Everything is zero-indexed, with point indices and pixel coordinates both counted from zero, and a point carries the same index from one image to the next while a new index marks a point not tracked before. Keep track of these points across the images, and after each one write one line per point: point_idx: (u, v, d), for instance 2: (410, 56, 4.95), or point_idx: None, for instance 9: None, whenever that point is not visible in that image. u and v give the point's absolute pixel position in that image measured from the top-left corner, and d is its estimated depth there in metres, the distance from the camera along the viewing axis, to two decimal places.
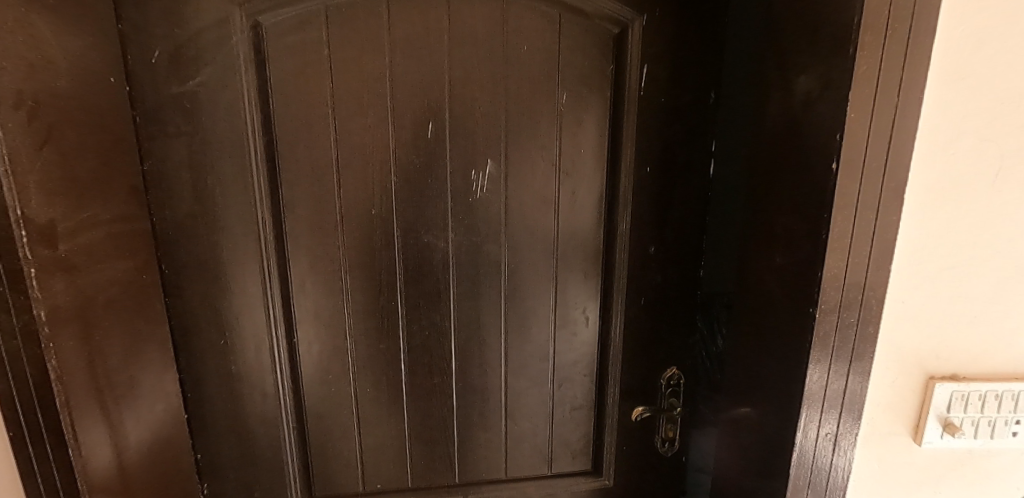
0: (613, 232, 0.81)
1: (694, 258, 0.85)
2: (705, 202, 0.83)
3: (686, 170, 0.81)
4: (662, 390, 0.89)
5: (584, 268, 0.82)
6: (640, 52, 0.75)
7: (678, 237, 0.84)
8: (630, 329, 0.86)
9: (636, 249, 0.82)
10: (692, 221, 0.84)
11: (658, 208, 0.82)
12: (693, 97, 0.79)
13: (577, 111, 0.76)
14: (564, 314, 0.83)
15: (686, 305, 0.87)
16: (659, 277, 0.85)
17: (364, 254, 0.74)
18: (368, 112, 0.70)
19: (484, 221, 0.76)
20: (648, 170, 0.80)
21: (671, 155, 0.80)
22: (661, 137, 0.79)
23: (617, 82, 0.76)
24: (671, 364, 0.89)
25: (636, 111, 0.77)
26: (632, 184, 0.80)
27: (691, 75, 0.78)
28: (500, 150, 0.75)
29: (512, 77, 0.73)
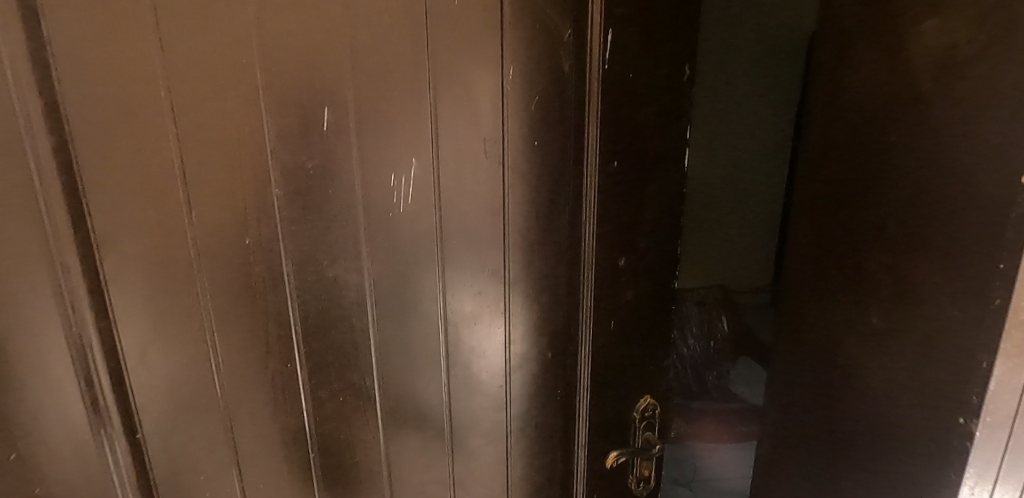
0: (576, 243, 0.64)
1: (668, 268, 0.71)
2: (677, 200, 0.69)
3: (658, 163, 0.67)
4: (636, 425, 0.73)
5: (541, 292, 0.64)
6: (605, 11, 0.57)
7: (652, 245, 0.69)
8: (601, 365, 0.69)
9: (605, 262, 0.65)
10: (668, 223, 0.69)
11: (629, 211, 0.66)
12: (665, 73, 0.64)
13: (529, 91, 0.57)
14: (518, 351, 0.65)
15: (660, 325, 0.72)
16: (630, 293, 0.69)
17: (244, 302, 0.52)
18: (226, 94, 0.47)
19: (410, 241, 0.56)
20: (616, 164, 0.63)
21: (642, 144, 0.65)
22: (631, 122, 0.63)
23: (578, 51, 0.58)
24: (645, 394, 0.73)
25: (600, 90, 0.59)
26: (600, 183, 0.63)
27: (665, 46, 0.63)
28: (426, 144, 0.54)
29: (442, 43, 0.52)
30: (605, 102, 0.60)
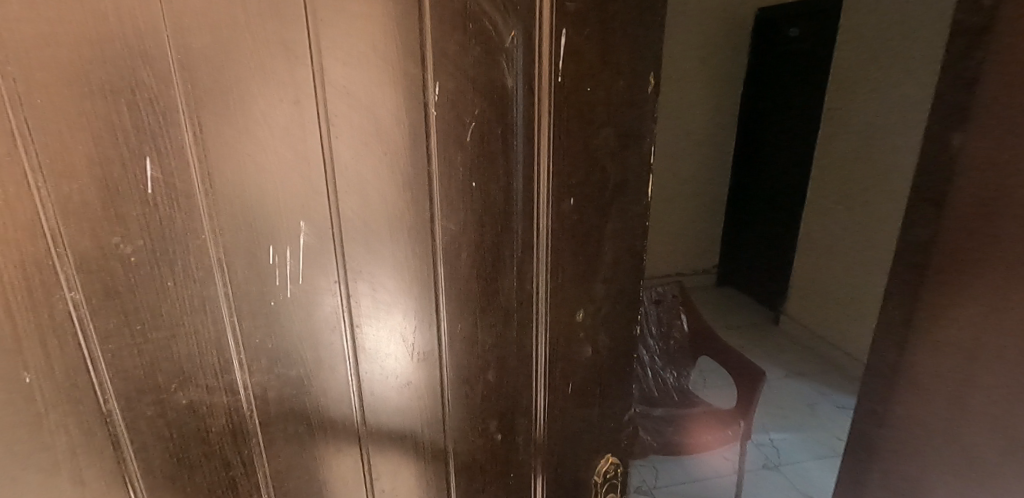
0: (527, 302, 0.51)
1: (632, 316, 0.58)
2: (643, 235, 0.54)
3: (620, 195, 0.51)
4: (596, 490, 0.65)
5: (483, 368, 0.51)
6: (555, 6, 0.42)
7: (613, 293, 0.55)
8: (554, 434, 0.59)
9: (560, 320, 0.53)
10: (632, 265, 0.55)
11: (586, 256, 0.52)
12: (632, 76, 0.47)
13: (459, 117, 0.41)
14: (463, 437, 0.52)
15: (620, 379, 0.61)
16: (589, 350, 0.57)
17: (40, 455, 0.35)
18: None
19: (301, 334, 0.40)
20: (572, 203, 0.49)
21: (601, 174, 0.49)
22: (588, 147, 0.47)
23: (526, 58, 0.43)
24: (608, 454, 0.64)
25: (552, 110, 0.45)
26: (553, 228, 0.49)
27: (628, 41, 0.45)
28: (320, 202, 0.38)
29: (331, 54, 0.35)
30: (556, 124, 0.45)
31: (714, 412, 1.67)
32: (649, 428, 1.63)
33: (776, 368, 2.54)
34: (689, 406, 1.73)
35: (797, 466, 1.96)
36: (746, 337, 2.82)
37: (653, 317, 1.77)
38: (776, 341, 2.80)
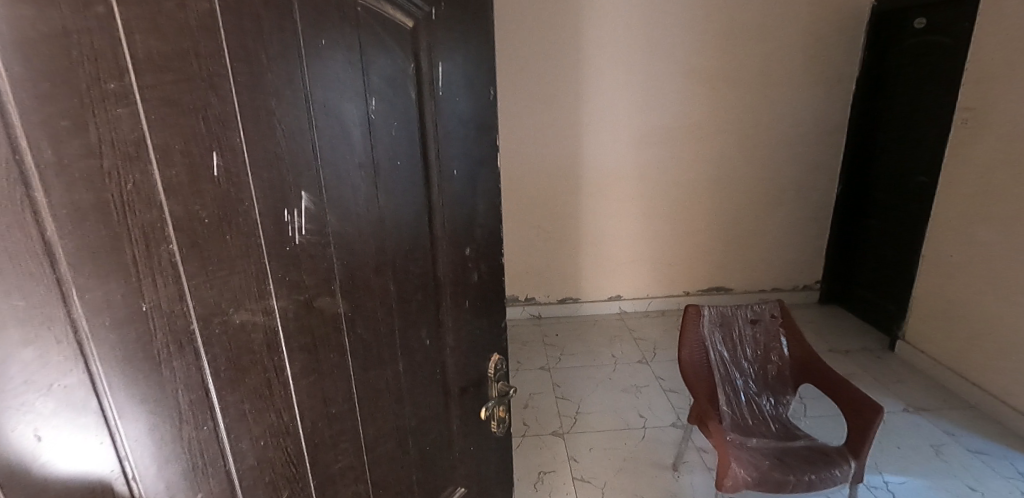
0: (436, 242, 0.77)
1: (497, 248, 0.91)
2: (493, 190, 0.87)
3: (481, 167, 0.83)
4: (491, 379, 0.95)
5: (415, 290, 0.75)
6: (432, 54, 0.71)
7: (484, 232, 0.87)
8: (461, 337, 0.86)
9: (456, 253, 0.81)
10: (491, 215, 0.88)
11: (466, 209, 0.82)
12: (475, 96, 0.80)
13: (387, 120, 0.65)
14: (407, 342, 0.76)
15: (494, 296, 0.93)
16: (475, 275, 0.87)
17: (155, 375, 0.47)
18: (105, 149, 0.41)
19: (309, 270, 0.59)
20: (455, 172, 0.78)
21: (467, 152, 0.80)
22: (458, 134, 0.77)
23: (419, 83, 0.69)
24: (494, 352, 0.96)
25: (437, 115, 0.73)
26: (443, 190, 0.77)
27: (474, 66, 0.79)
28: (312, 177, 0.57)
29: (317, 82, 0.56)
30: (438, 122, 0.74)
31: (817, 450, 1.69)
32: (749, 455, 1.66)
33: (893, 401, 2.50)
34: (789, 437, 1.79)
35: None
36: (859, 364, 2.82)
37: (748, 336, 1.92)
38: (897, 370, 2.76)
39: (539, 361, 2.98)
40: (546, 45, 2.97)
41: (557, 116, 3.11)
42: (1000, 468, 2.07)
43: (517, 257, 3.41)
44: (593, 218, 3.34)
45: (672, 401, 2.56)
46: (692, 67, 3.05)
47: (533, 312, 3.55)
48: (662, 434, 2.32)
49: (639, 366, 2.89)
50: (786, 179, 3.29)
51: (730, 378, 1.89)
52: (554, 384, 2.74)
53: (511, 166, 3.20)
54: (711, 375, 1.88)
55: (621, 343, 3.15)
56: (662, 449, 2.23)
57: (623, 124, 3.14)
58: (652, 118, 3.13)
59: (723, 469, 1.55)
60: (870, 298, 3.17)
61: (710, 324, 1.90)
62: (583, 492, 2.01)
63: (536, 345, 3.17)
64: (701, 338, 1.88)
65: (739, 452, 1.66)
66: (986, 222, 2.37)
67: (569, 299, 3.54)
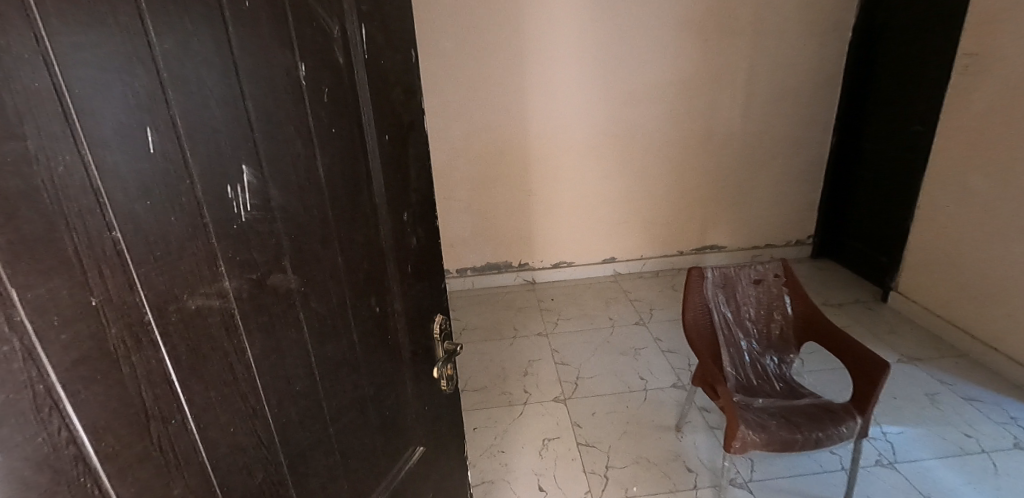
0: (377, 210, 0.77)
1: (432, 212, 0.93)
2: (425, 155, 0.88)
3: (410, 130, 0.83)
4: (438, 339, 0.99)
5: (361, 259, 0.75)
6: (356, 13, 0.68)
7: (420, 197, 0.88)
8: (406, 301, 0.88)
9: (395, 219, 0.82)
10: (423, 179, 0.89)
11: (400, 174, 0.82)
12: (400, 58, 0.79)
13: (319, 85, 0.63)
14: (358, 312, 0.76)
15: (433, 259, 0.95)
16: (414, 239, 0.88)
17: (115, 372, 0.44)
18: (24, 129, 0.36)
19: (259, 248, 0.57)
20: (387, 138, 0.78)
21: (397, 117, 0.79)
22: (388, 99, 0.77)
23: (346, 46, 0.67)
24: (438, 312, 0.99)
25: (366, 78, 0.71)
26: (379, 156, 0.76)
27: (397, 29, 0.77)
28: (251, 151, 0.55)
29: (245, 47, 0.53)
30: (368, 87, 0.72)
31: (822, 408, 1.58)
32: (754, 417, 1.55)
33: (888, 352, 2.51)
34: (793, 396, 1.69)
35: (919, 465, 1.89)
36: (851, 317, 2.82)
37: (751, 297, 1.78)
38: (888, 321, 2.77)
39: (537, 326, 2.96)
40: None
41: (525, 74, 2.93)
42: (993, 414, 2.11)
43: (495, 223, 3.30)
44: (568, 181, 3.21)
45: (671, 362, 2.56)
46: (682, 19, 2.85)
47: (526, 277, 3.48)
48: (664, 396, 2.33)
49: (636, 327, 2.88)
50: (778, 133, 3.14)
51: (734, 341, 1.77)
52: (553, 350, 2.71)
53: (484, 127, 3.04)
54: (715, 339, 1.75)
55: (617, 305, 3.12)
56: (664, 411, 2.24)
57: (608, 82, 2.97)
58: (633, 73, 2.96)
59: (732, 430, 1.42)
60: (862, 249, 3.13)
61: (713, 286, 1.75)
62: (588, 456, 2.02)
63: (532, 310, 3.14)
64: (704, 301, 1.74)
65: (745, 415, 1.55)
66: (988, 175, 2.31)
67: (564, 263, 3.46)
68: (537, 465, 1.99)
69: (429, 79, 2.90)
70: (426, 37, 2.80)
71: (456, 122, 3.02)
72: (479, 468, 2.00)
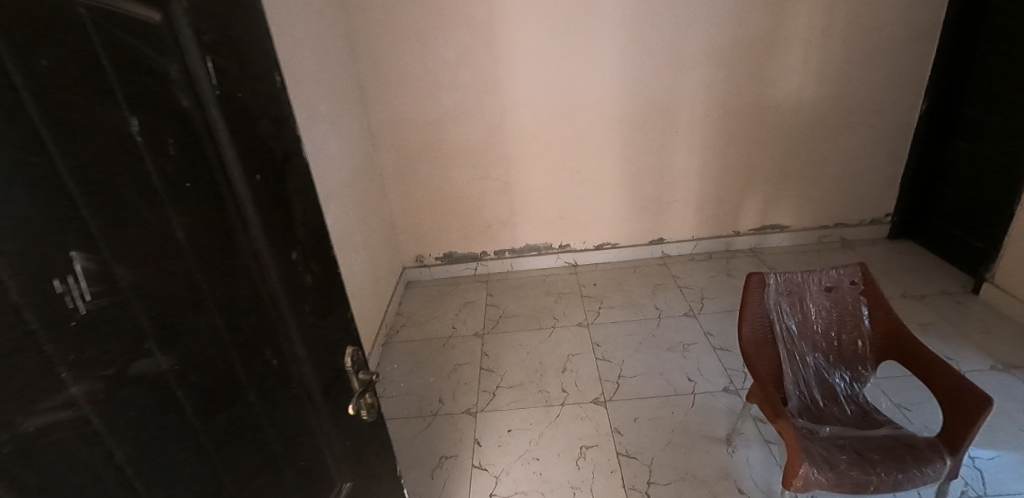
0: (260, 259, 0.69)
1: (325, 245, 0.85)
2: (306, 186, 0.81)
3: (288, 162, 0.75)
4: (352, 373, 0.91)
5: (247, 315, 0.67)
6: (197, 43, 0.58)
7: (308, 233, 0.80)
8: (310, 344, 0.81)
9: (282, 263, 0.74)
10: (310, 212, 0.81)
11: (282, 214, 0.74)
12: (263, 84, 0.70)
13: (160, 136, 0.54)
14: (252, 372, 0.69)
15: (333, 292, 0.88)
16: (309, 277, 0.81)
17: None
18: None
19: (110, 340, 0.49)
20: (260, 177, 0.69)
21: (268, 151, 0.71)
22: (254, 135, 0.68)
23: (192, 82, 0.58)
24: (347, 345, 0.92)
25: (224, 117, 0.62)
26: (252, 200, 0.68)
27: (251, 56, 0.67)
28: (81, 233, 0.46)
29: (48, 113, 0.43)
30: (227, 125, 0.63)
31: (904, 442, 1.45)
32: (823, 448, 1.44)
33: (979, 357, 2.24)
34: (867, 425, 1.56)
35: None
36: (933, 310, 2.55)
37: (821, 306, 1.65)
38: (973, 315, 2.49)
39: (578, 316, 2.99)
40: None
41: (552, 53, 2.86)
42: None
43: (534, 200, 3.32)
44: (604, 163, 3.17)
45: (723, 361, 2.48)
46: None
47: (567, 259, 3.54)
48: (714, 401, 2.25)
49: (685, 319, 2.81)
50: (850, 100, 2.91)
51: (800, 355, 1.65)
52: (594, 344, 2.72)
53: (522, 98, 2.98)
54: (777, 351, 1.64)
55: (664, 293, 3.08)
56: (713, 420, 2.16)
57: (641, 59, 2.86)
58: (673, 37, 2.80)
59: (793, 465, 1.31)
60: (951, 231, 2.87)
61: (776, 294, 1.63)
62: (629, 468, 1.99)
63: (573, 295, 3.21)
64: (765, 311, 1.63)
65: (811, 446, 1.44)
66: None
67: (606, 245, 3.48)
68: (573, 478, 1.99)
69: (431, 69, 2.91)
70: (405, 26, 2.80)
71: (495, 95, 2.98)
72: (514, 477, 2.03)
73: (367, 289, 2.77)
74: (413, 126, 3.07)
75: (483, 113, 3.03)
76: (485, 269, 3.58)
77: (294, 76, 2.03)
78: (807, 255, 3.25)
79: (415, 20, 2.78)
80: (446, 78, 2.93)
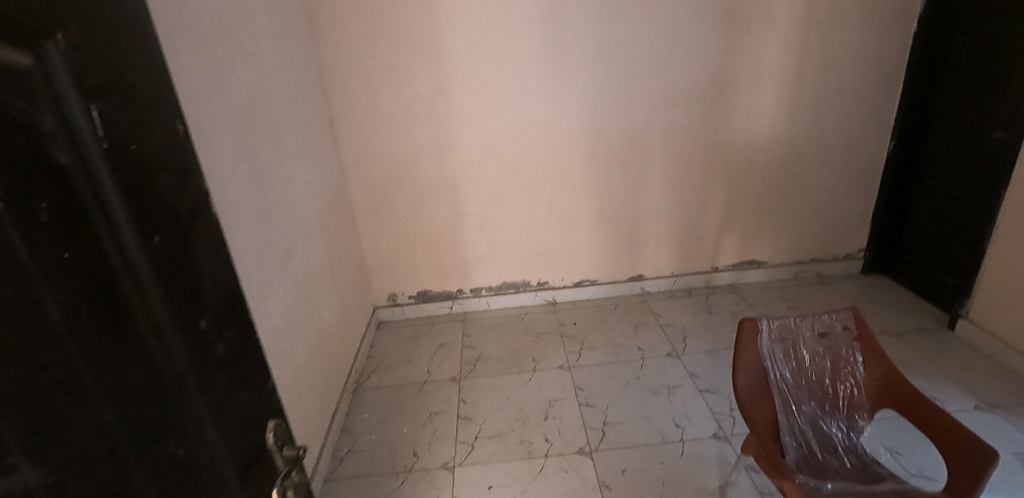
0: (161, 334, 0.57)
1: (240, 306, 0.76)
2: (216, 246, 0.72)
3: (196, 220, 0.67)
4: (275, 451, 0.82)
5: (146, 407, 0.54)
6: (80, 89, 0.49)
7: (219, 296, 0.70)
8: (226, 427, 0.69)
9: (191, 337, 0.63)
10: (222, 275, 0.72)
11: (189, 279, 0.64)
12: (164, 135, 0.61)
13: (26, 201, 0.43)
14: (157, 474, 0.55)
15: (250, 359, 0.78)
16: (223, 348, 0.71)
17: None
18: None
19: None
20: (161, 239, 0.59)
21: (170, 210, 0.62)
22: (151, 190, 0.58)
23: (74, 134, 0.48)
24: (271, 418, 0.82)
25: (114, 173, 0.52)
26: (150, 264, 0.56)
27: (148, 101, 0.59)
28: None
29: None
30: (119, 183, 0.53)
31: None
32: None
33: (964, 396, 2.22)
34: (871, 481, 1.48)
35: None
36: (914, 348, 2.55)
37: (815, 353, 1.60)
38: (953, 352, 2.50)
39: (559, 358, 2.87)
40: (527, 18, 2.69)
41: (529, 90, 2.84)
42: None
43: (510, 236, 3.23)
44: (580, 199, 3.13)
45: (710, 405, 2.39)
46: (703, 32, 2.74)
47: (546, 297, 3.44)
48: (705, 449, 2.15)
49: (669, 360, 2.73)
50: (821, 139, 2.98)
51: (795, 404, 1.59)
52: (576, 388, 2.60)
53: (498, 134, 2.94)
54: (772, 401, 1.57)
55: (647, 332, 3.01)
56: (704, 470, 2.06)
57: (617, 99, 2.88)
58: (648, 76, 2.83)
59: None
60: (925, 267, 2.92)
61: (769, 341, 1.58)
62: None
63: (552, 335, 3.09)
64: (759, 359, 1.57)
65: None
66: None
67: (585, 281, 3.40)
68: None
69: (404, 106, 2.84)
70: (377, 63, 2.75)
71: (471, 129, 2.92)
72: None
73: (337, 332, 2.59)
74: (385, 160, 2.98)
75: (459, 147, 2.96)
76: (460, 308, 3.44)
77: (261, 112, 1.93)
78: (785, 291, 3.26)
79: (390, 55, 2.73)
80: (421, 112, 2.86)
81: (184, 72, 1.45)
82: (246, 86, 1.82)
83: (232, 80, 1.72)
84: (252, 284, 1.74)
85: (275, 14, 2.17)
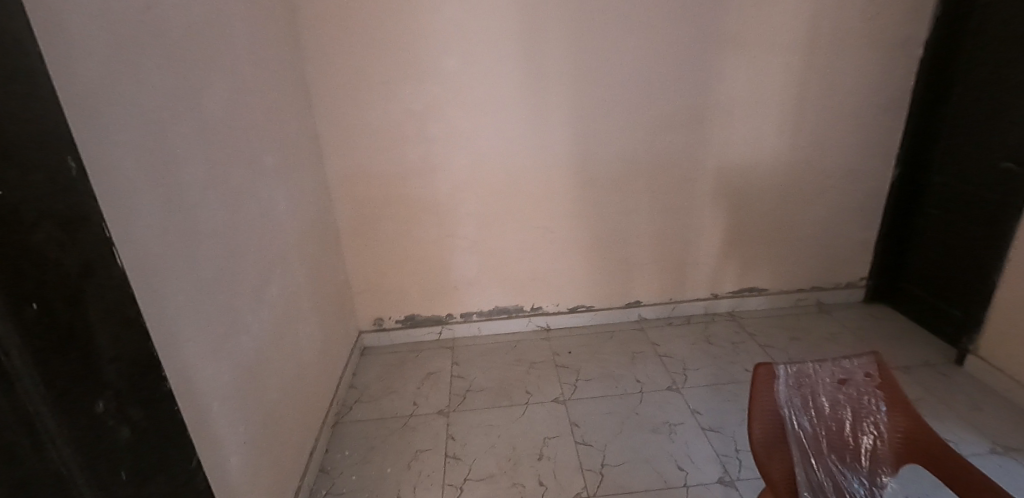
0: (30, 422, 0.49)
1: (155, 375, 0.68)
2: (124, 307, 0.63)
3: (89, 278, 0.58)
4: None
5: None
6: None
7: (124, 370, 0.61)
8: None
9: (80, 419, 0.54)
10: (130, 340, 0.63)
11: (80, 350, 0.55)
12: (50, 180, 0.53)
13: None
14: None
15: (167, 436, 0.69)
16: (129, 428, 0.62)
17: None
18: None
19: None
20: (39, 307, 0.50)
21: (56, 268, 0.53)
22: (29, 247, 0.50)
23: None
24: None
25: None
26: (21, 342, 0.48)
27: (32, 141, 0.52)
28: None
29: None
30: None
31: None
32: None
33: (976, 438, 2.12)
34: None
35: None
36: (921, 383, 2.46)
37: (835, 401, 1.48)
38: (958, 388, 2.42)
39: (553, 391, 2.71)
40: (524, 36, 2.60)
41: (525, 110, 2.74)
42: None
43: (503, 260, 3.10)
44: (575, 223, 3.02)
45: (713, 444, 2.27)
46: (704, 55, 2.67)
47: (539, 323, 3.30)
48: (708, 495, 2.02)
49: (669, 393, 2.61)
50: (823, 165, 2.93)
51: (814, 457, 1.45)
52: (572, 424, 2.46)
53: (491, 154, 2.82)
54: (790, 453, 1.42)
55: (645, 362, 2.88)
56: None
57: (616, 121, 2.79)
58: (648, 98, 2.74)
59: None
60: (929, 298, 2.87)
61: (788, 388, 1.45)
62: None
63: (547, 366, 2.94)
64: (776, 407, 1.44)
65: None
66: None
67: (580, 307, 3.28)
68: None
69: (394, 124, 2.72)
70: (366, 79, 2.63)
71: (461, 149, 2.80)
72: None
73: (317, 363, 2.43)
74: (372, 179, 2.84)
75: (450, 167, 2.84)
76: (450, 333, 3.29)
77: (239, 130, 1.80)
78: (785, 319, 3.17)
79: (380, 71, 2.62)
80: (411, 130, 2.74)
81: (154, 87, 1.31)
82: (222, 101, 1.68)
83: (206, 95, 1.58)
84: (224, 317, 1.58)
85: (256, 25, 2.04)
